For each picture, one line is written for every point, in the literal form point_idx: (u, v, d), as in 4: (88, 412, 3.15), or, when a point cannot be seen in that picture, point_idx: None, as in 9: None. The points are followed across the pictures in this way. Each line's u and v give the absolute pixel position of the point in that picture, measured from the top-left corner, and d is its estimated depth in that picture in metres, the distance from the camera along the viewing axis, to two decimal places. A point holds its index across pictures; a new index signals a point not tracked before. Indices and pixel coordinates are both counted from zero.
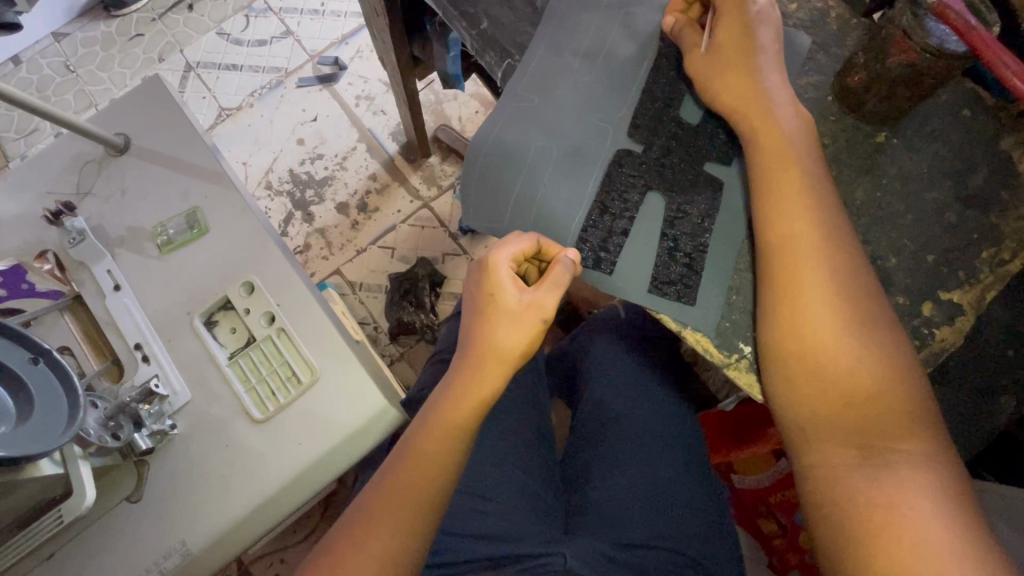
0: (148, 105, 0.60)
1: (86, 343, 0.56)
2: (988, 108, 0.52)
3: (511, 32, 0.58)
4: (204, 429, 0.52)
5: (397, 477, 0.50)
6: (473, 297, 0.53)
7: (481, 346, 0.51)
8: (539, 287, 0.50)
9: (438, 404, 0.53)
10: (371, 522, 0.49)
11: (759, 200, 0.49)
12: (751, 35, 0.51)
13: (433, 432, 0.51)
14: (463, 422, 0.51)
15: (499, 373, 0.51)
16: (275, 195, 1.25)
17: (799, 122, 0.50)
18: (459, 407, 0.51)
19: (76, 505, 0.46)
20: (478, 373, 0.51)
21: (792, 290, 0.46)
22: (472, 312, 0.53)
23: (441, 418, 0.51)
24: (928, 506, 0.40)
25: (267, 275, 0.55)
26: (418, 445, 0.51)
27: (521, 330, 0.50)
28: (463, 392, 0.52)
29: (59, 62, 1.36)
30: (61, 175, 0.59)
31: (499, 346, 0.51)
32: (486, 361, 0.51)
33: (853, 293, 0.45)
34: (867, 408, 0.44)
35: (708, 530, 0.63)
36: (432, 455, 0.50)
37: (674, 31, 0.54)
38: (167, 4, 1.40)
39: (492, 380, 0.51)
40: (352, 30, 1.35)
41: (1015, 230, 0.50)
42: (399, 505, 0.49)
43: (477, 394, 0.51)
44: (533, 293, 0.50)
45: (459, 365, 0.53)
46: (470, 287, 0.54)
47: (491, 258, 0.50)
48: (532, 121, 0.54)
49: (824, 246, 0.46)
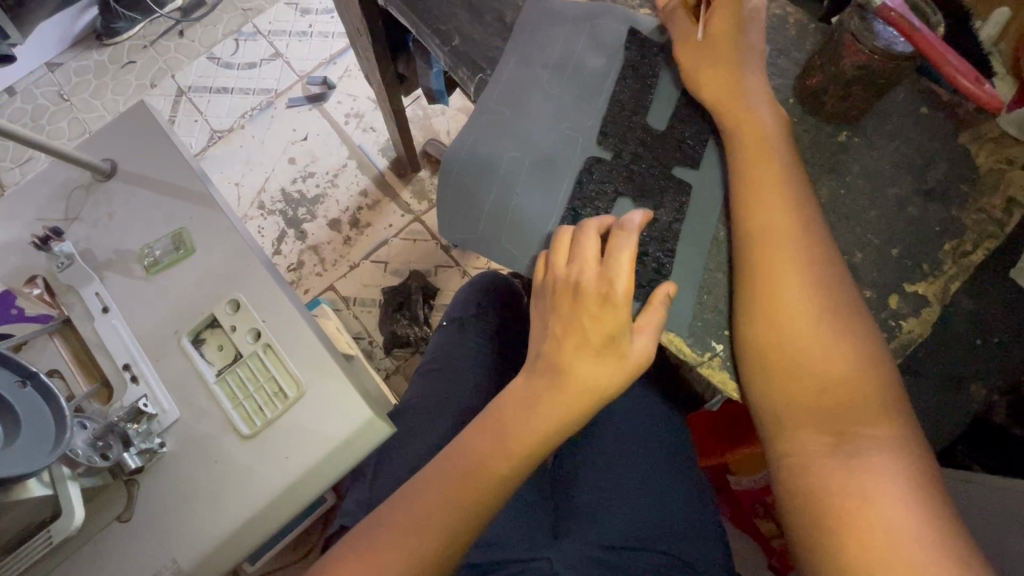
0: (134, 129, 0.61)
1: (75, 365, 0.57)
2: (945, 104, 0.53)
3: (483, 48, 0.60)
4: (193, 446, 0.53)
5: (399, 506, 0.49)
6: (558, 322, 0.51)
7: (555, 367, 0.50)
8: (641, 326, 0.48)
9: (488, 423, 0.52)
10: (373, 556, 0.46)
11: (733, 197, 0.51)
12: (711, 42, 0.53)
13: (490, 453, 0.50)
14: (495, 441, 0.50)
15: (576, 406, 0.49)
16: (267, 214, 1.26)
17: (767, 123, 0.51)
18: (526, 430, 0.50)
19: (65, 525, 0.47)
20: (546, 393, 0.50)
21: (768, 285, 0.47)
22: (554, 335, 0.51)
23: (501, 441, 0.50)
24: (897, 492, 0.41)
25: (253, 291, 0.56)
26: (456, 468, 0.50)
27: (628, 365, 0.49)
28: (529, 412, 0.50)
29: (52, 91, 1.38)
30: (51, 201, 0.61)
31: (590, 378, 0.49)
32: (563, 385, 0.49)
33: (825, 284, 0.46)
34: (841, 395, 0.44)
35: (697, 530, 0.64)
36: (480, 476, 0.49)
37: (667, 11, 0.56)
38: (158, 31, 1.43)
39: (566, 407, 0.49)
40: (339, 50, 1.38)
41: (976, 222, 0.51)
42: (409, 535, 0.47)
43: (545, 417, 0.49)
44: (638, 328, 0.48)
45: (520, 390, 0.51)
46: (550, 309, 0.51)
47: (609, 281, 0.48)
48: (505, 133, 0.55)
49: (798, 242, 0.47)
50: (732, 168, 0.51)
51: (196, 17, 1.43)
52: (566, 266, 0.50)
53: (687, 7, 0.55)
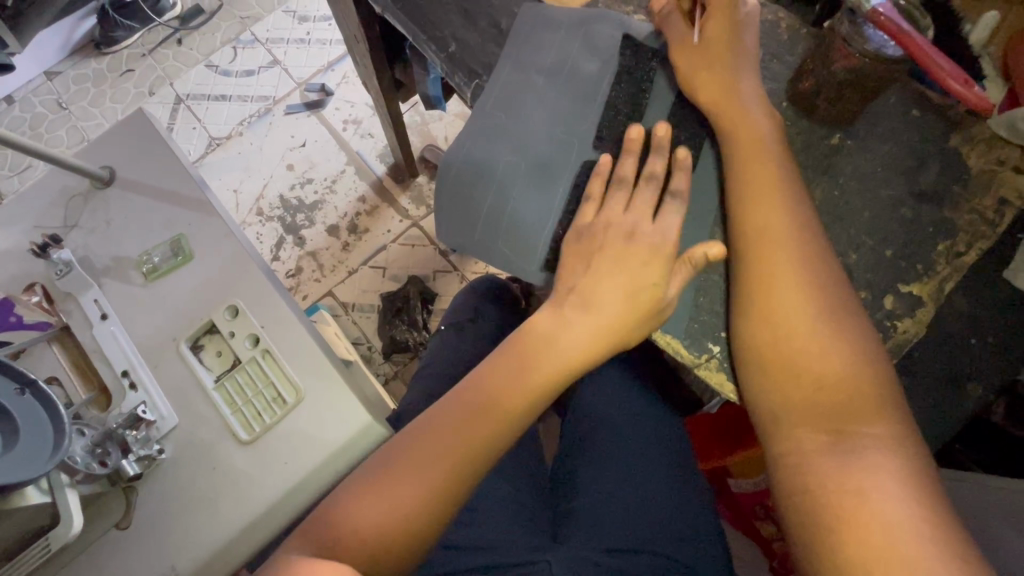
0: (133, 137, 0.62)
1: (74, 372, 0.57)
2: (936, 106, 0.54)
3: (478, 54, 0.60)
4: (192, 453, 0.53)
5: (418, 441, 0.50)
6: (592, 265, 0.52)
7: (575, 311, 0.52)
8: (678, 272, 0.50)
9: (475, 383, 0.53)
10: (380, 495, 0.47)
11: (730, 201, 0.51)
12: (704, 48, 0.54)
13: (508, 388, 0.52)
14: (515, 378, 0.52)
15: (597, 344, 0.52)
16: (266, 220, 1.27)
17: (761, 126, 0.51)
18: (524, 380, 0.52)
19: (64, 533, 0.47)
20: (574, 329, 0.52)
21: (764, 287, 0.47)
22: (590, 273, 0.52)
23: (490, 396, 0.52)
24: (895, 489, 0.41)
25: (252, 298, 0.56)
26: (466, 405, 0.52)
27: (646, 310, 0.50)
28: (553, 348, 0.52)
29: (51, 100, 1.39)
30: (50, 208, 0.61)
31: (614, 317, 0.51)
32: (582, 325, 0.52)
33: (821, 285, 0.47)
34: (839, 394, 0.45)
35: (695, 534, 0.63)
36: (495, 410, 0.51)
37: (662, 16, 0.57)
38: (156, 39, 1.44)
39: (598, 339, 0.52)
40: (337, 56, 1.39)
41: (969, 223, 0.51)
42: (425, 469, 0.49)
43: (567, 355, 0.52)
44: (675, 274, 0.51)
45: (547, 327, 0.53)
46: (585, 249, 0.53)
47: (658, 236, 0.52)
48: (501, 139, 0.56)
49: (793, 242, 0.48)
50: (728, 171, 0.51)
51: (194, 26, 1.44)
52: (621, 213, 0.53)
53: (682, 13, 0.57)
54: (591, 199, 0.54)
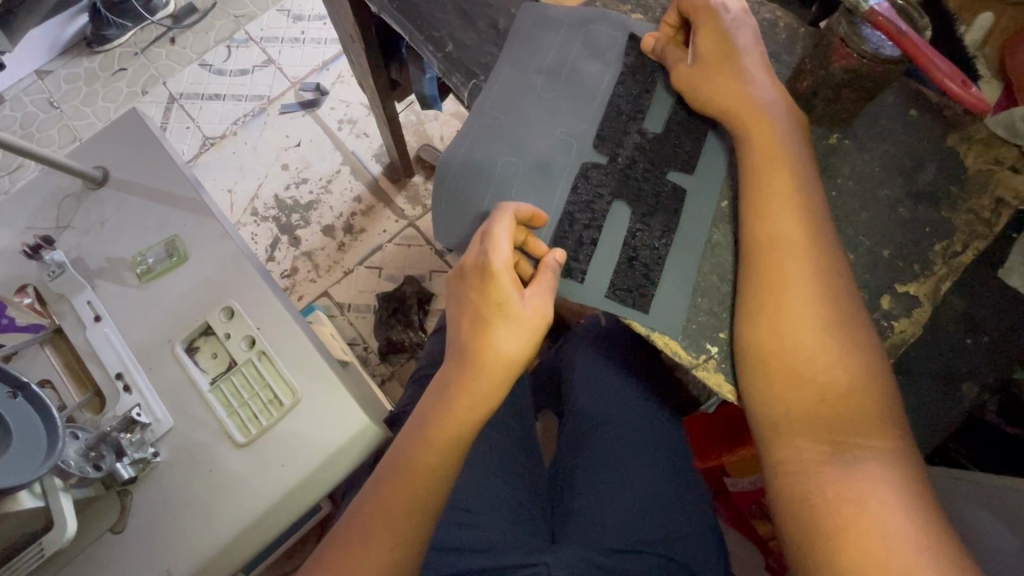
0: (126, 137, 0.61)
1: (67, 374, 0.56)
2: (933, 107, 0.54)
3: (476, 54, 0.60)
4: (188, 455, 0.52)
5: (403, 460, 0.51)
6: (458, 321, 0.53)
7: (453, 359, 0.53)
8: (535, 285, 0.50)
9: (430, 411, 0.52)
10: (378, 507, 0.49)
11: (743, 197, 0.51)
12: (718, 43, 0.53)
13: (451, 414, 0.51)
14: (451, 415, 0.51)
15: (495, 375, 0.51)
16: (260, 220, 1.26)
17: (770, 123, 0.51)
18: (444, 416, 0.51)
19: (57, 538, 0.46)
20: (459, 376, 0.51)
21: (775, 295, 0.47)
22: (459, 318, 0.53)
23: (446, 416, 0.51)
24: (893, 497, 0.42)
25: (247, 300, 0.55)
26: (438, 417, 0.51)
27: (525, 331, 0.50)
28: (449, 396, 0.51)
29: (42, 99, 1.38)
30: (41, 209, 0.60)
31: (495, 349, 0.50)
32: (463, 371, 0.51)
33: (833, 293, 0.47)
34: (841, 404, 0.45)
35: (695, 533, 0.64)
36: (462, 427, 0.51)
37: (657, 50, 0.56)
38: (150, 38, 1.43)
39: (485, 379, 0.51)
40: (332, 56, 1.38)
41: (965, 223, 0.52)
42: (415, 479, 0.50)
43: (457, 397, 0.51)
44: (535, 286, 0.50)
45: (448, 372, 0.53)
46: (464, 289, 0.52)
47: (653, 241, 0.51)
48: (498, 139, 0.56)
49: (805, 245, 0.48)
50: (744, 167, 0.51)
51: (187, 24, 1.43)
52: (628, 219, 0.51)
53: (673, 41, 0.57)
54: (507, 245, 0.49)
